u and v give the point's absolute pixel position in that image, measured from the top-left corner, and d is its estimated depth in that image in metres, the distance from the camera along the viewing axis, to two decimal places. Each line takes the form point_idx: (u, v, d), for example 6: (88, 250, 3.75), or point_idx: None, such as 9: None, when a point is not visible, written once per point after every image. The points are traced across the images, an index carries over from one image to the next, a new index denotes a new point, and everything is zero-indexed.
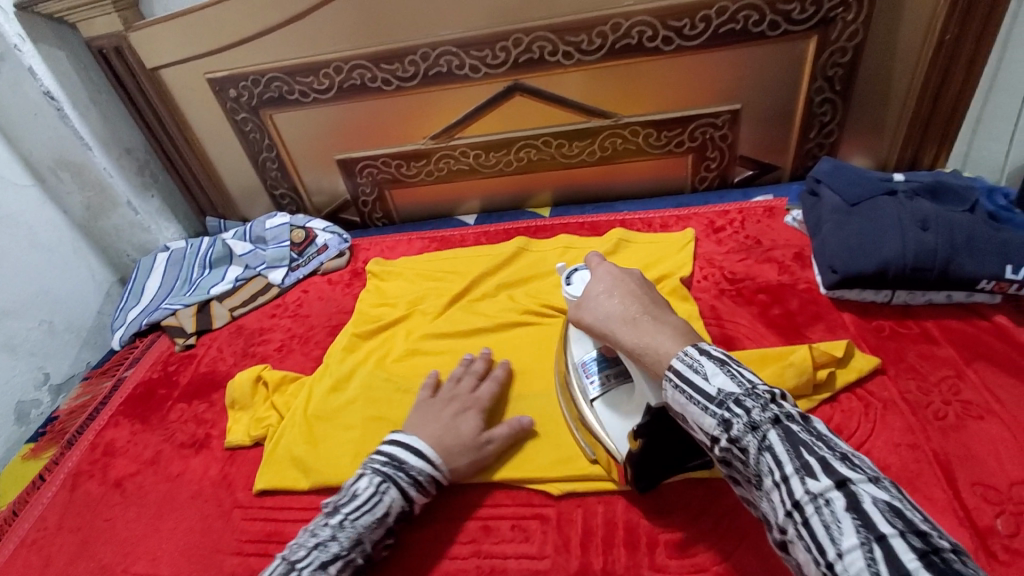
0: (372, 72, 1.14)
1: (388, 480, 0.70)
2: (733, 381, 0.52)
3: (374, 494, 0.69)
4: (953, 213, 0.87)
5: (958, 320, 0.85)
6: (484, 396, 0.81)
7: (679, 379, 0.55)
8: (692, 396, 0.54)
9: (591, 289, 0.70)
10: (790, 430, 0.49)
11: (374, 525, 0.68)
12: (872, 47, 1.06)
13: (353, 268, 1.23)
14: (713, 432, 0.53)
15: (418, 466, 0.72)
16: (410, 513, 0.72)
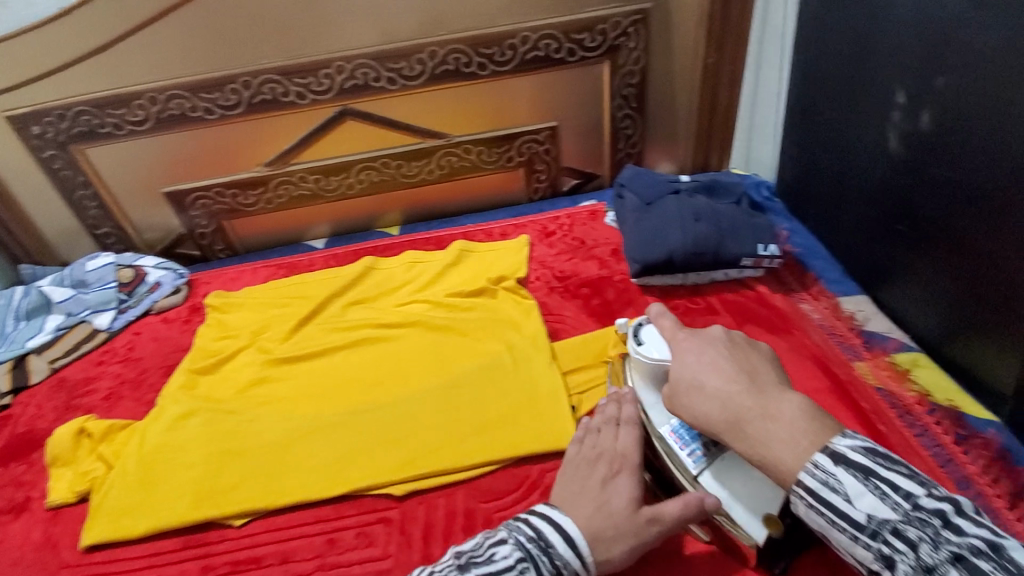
0: (192, 101, 1.12)
1: (529, 560, 0.59)
2: (885, 504, 0.49)
3: (510, 569, 0.58)
4: (721, 206, 1.06)
5: (734, 292, 1.03)
6: (630, 452, 0.68)
7: (813, 499, 0.51)
8: (833, 520, 0.51)
9: (679, 378, 0.63)
10: (971, 567, 0.44)
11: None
12: (654, 71, 1.24)
13: (192, 304, 1.18)
14: (870, 564, 0.50)
15: (566, 555, 0.60)
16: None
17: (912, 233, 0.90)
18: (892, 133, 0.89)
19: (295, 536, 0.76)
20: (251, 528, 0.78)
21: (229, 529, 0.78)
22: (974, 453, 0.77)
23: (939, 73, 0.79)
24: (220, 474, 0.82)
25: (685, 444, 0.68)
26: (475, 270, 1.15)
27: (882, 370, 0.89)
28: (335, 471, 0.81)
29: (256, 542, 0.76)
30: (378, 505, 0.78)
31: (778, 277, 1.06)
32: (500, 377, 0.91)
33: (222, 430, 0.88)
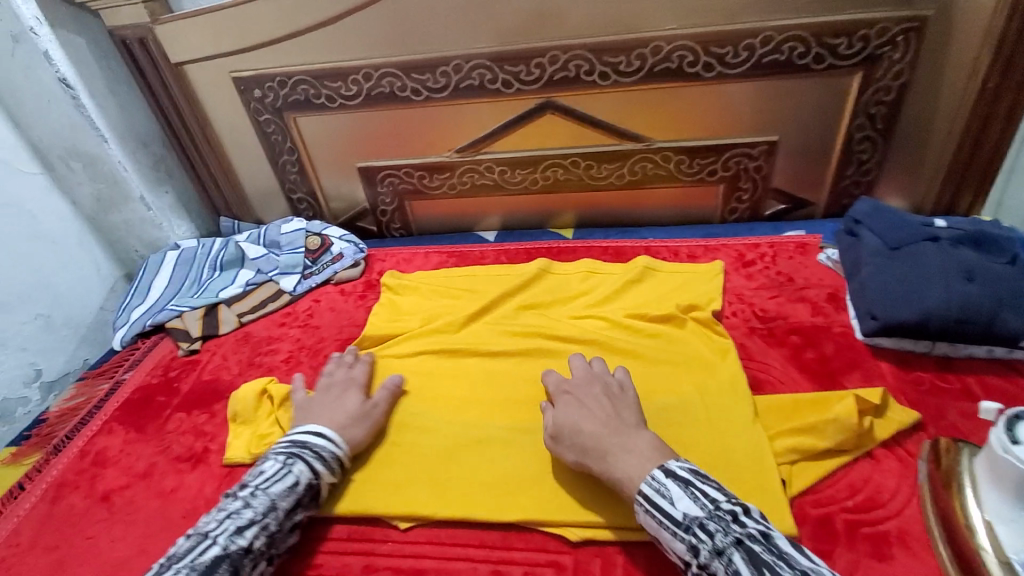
0: (402, 80, 1.12)
1: (293, 455, 0.74)
2: (696, 504, 0.60)
3: (283, 468, 0.72)
4: (995, 265, 0.82)
5: (1005, 377, 0.81)
6: (358, 376, 0.89)
7: (648, 503, 0.62)
8: (660, 520, 0.60)
9: (562, 413, 0.73)
10: (752, 551, 0.55)
11: (284, 494, 0.70)
12: (916, 89, 1.02)
13: (367, 280, 1.20)
14: (684, 557, 0.59)
15: (324, 444, 0.76)
16: (317, 492, 0.74)
17: None
18: None
19: (458, 558, 0.71)
20: (414, 536, 0.74)
21: (393, 530, 0.75)
22: None
23: None
24: (388, 466, 0.80)
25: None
26: (661, 292, 1.03)
27: None
28: (504, 493, 0.75)
29: (418, 553, 0.72)
30: (546, 545, 0.71)
31: None
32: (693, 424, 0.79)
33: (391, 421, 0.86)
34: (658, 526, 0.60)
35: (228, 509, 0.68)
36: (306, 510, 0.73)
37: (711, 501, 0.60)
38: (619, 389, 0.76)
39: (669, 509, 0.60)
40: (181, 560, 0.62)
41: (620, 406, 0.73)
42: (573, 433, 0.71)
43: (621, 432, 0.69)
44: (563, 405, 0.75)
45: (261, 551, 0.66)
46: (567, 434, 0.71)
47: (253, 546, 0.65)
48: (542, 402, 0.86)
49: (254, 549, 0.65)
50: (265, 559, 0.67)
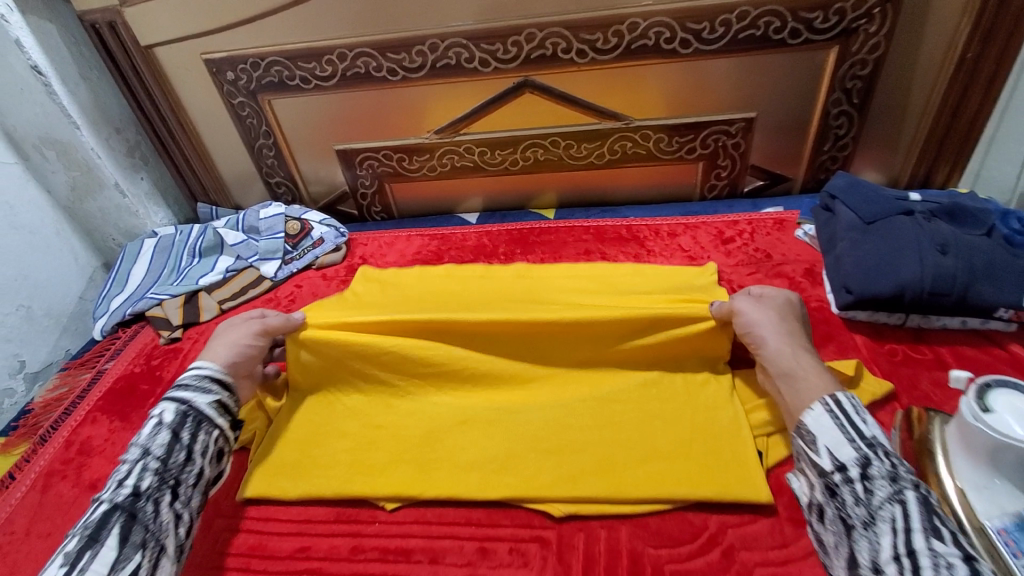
0: (377, 60, 1.10)
1: (162, 399, 0.72)
2: (887, 440, 0.59)
3: (149, 419, 0.70)
4: (971, 237, 0.84)
5: (976, 347, 0.83)
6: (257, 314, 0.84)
7: (838, 409, 0.62)
8: (843, 425, 0.60)
9: (778, 312, 0.75)
10: (926, 498, 0.54)
11: (156, 434, 0.68)
12: (892, 63, 1.03)
13: (349, 264, 1.19)
14: (844, 462, 0.59)
15: (190, 374, 0.74)
16: (204, 413, 0.71)
17: None
18: None
19: (445, 537, 0.72)
20: (400, 516, 0.75)
21: (380, 512, 0.75)
22: None
23: None
24: (373, 448, 0.81)
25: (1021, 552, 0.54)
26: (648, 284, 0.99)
27: None
28: (489, 470, 0.76)
29: (406, 533, 0.73)
30: (533, 522, 0.72)
31: None
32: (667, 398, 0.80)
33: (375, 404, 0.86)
34: (839, 430, 0.60)
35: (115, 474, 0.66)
36: (199, 437, 0.70)
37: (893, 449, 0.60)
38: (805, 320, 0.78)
39: (860, 426, 0.60)
40: (77, 528, 0.61)
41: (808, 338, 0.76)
42: (781, 325, 0.73)
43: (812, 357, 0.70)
44: (779, 302, 0.77)
45: (154, 490, 0.64)
46: (777, 323, 0.73)
47: (139, 489, 0.63)
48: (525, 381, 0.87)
49: (146, 490, 0.63)
50: (172, 492, 0.65)
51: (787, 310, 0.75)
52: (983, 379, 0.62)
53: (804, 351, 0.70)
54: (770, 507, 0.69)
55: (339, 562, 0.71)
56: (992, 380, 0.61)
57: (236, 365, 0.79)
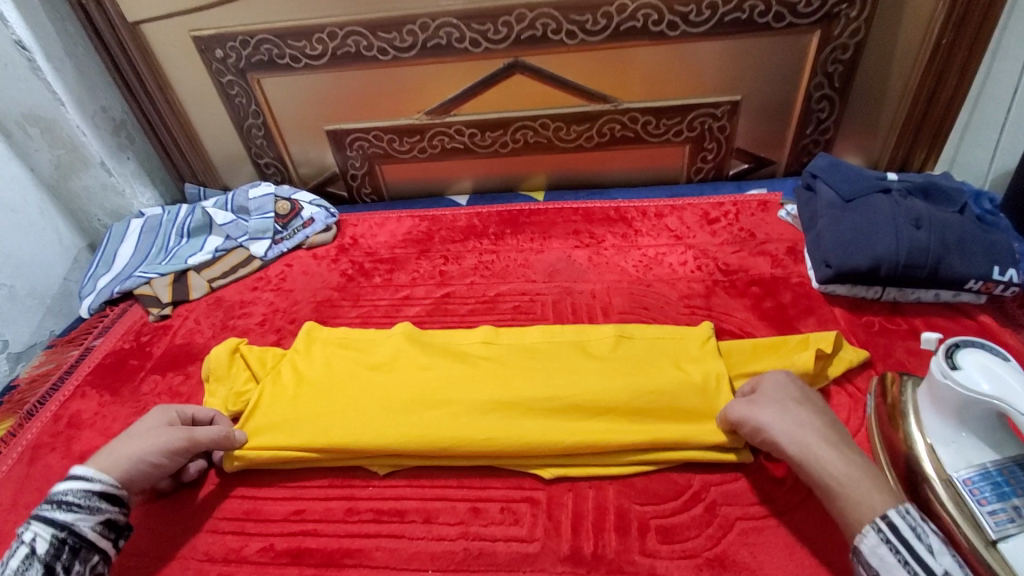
0: (368, 40, 1.10)
1: (30, 524, 0.62)
2: (960, 570, 0.52)
3: (18, 544, 0.61)
4: (944, 214, 0.88)
5: (947, 319, 0.86)
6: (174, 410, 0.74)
7: (900, 540, 0.53)
8: (908, 560, 0.52)
9: (777, 404, 0.65)
10: None
11: (25, 571, 0.59)
12: (872, 47, 1.06)
13: (340, 244, 1.20)
14: None
15: (70, 488, 0.64)
16: (81, 535, 0.63)
17: None
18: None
19: (438, 498, 0.73)
20: (395, 480, 0.76)
21: (373, 476, 0.76)
22: None
23: None
24: None
25: (984, 498, 0.60)
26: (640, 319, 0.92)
27: None
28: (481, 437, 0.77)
29: (399, 496, 0.74)
30: (524, 484, 0.74)
31: (1002, 308, 0.87)
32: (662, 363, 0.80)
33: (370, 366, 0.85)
34: (904, 569, 0.52)
35: None
36: (74, 567, 0.62)
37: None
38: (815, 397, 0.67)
39: (928, 560, 0.52)
40: None
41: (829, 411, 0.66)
42: (790, 423, 0.63)
43: (844, 452, 0.60)
44: (770, 394, 0.67)
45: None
46: (785, 424, 0.63)
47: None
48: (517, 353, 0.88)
49: None
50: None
51: (779, 399, 0.66)
52: (950, 342, 0.66)
53: (830, 448, 0.60)
54: (752, 467, 0.71)
55: (334, 523, 0.72)
56: (960, 341, 0.65)
57: (132, 480, 0.69)
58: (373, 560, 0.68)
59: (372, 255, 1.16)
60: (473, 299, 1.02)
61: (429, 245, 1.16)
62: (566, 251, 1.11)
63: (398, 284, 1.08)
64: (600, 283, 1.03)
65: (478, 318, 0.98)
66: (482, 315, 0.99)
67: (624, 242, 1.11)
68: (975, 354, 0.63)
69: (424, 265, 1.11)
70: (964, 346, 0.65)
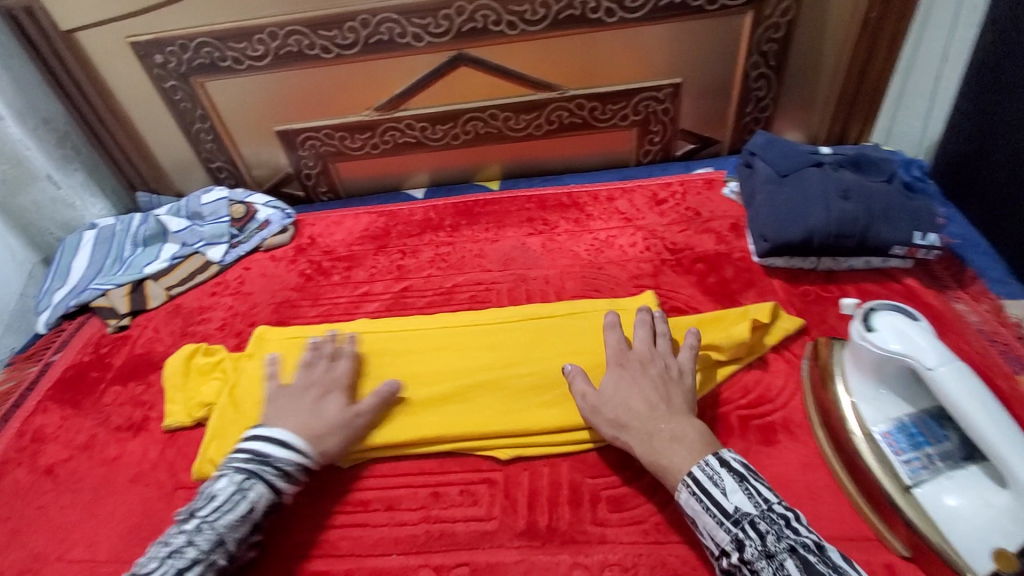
0: (310, 38, 1.10)
1: (252, 475, 0.67)
2: (750, 501, 0.59)
3: (236, 492, 0.66)
4: (871, 184, 0.92)
5: (876, 283, 0.91)
6: (342, 375, 0.81)
7: (697, 487, 0.61)
8: (707, 506, 0.60)
9: (609, 392, 0.73)
10: (806, 561, 0.53)
11: (233, 524, 0.64)
12: (803, 25, 1.10)
13: (297, 244, 1.20)
14: (724, 546, 0.58)
15: (285, 457, 0.70)
16: (279, 505, 0.70)
17: None
18: None
19: (399, 486, 0.76)
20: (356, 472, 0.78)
21: (337, 470, 0.79)
22: None
23: None
24: None
25: (899, 449, 0.65)
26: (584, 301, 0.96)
27: None
28: None
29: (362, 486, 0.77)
30: (482, 466, 0.77)
31: (928, 271, 0.92)
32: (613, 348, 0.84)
33: None
34: (705, 512, 0.60)
35: (171, 545, 0.62)
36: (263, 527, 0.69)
37: (764, 500, 0.59)
38: (674, 365, 0.75)
39: (720, 498, 0.59)
40: None
41: (677, 381, 0.73)
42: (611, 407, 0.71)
43: (669, 420, 0.67)
44: (610, 386, 0.73)
45: None
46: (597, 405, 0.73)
47: None
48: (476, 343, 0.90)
49: None
50: None
51: (609, 385, 0.74)
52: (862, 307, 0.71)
53: (661, 422, 0.67)
54: None
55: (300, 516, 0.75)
56: (875, 305, 0.70)
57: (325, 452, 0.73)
58: (338, 549, 0.71)
59: (329, 253, 1.17)
60: (430, 292, 1.04)
61: (386, 241, 1.17)
62: (520, 238, 1.13)
63: (357, 281, 1.09)
64: (553, 268, 1.06)
65: (435, 310, 1.00)
66: (439, 307, 1.01)
67: (577, 227, 1.14)
68: (892, 317, 0.67)
69: (382, 260, 1.13)
70: (875, 307, 0.70)
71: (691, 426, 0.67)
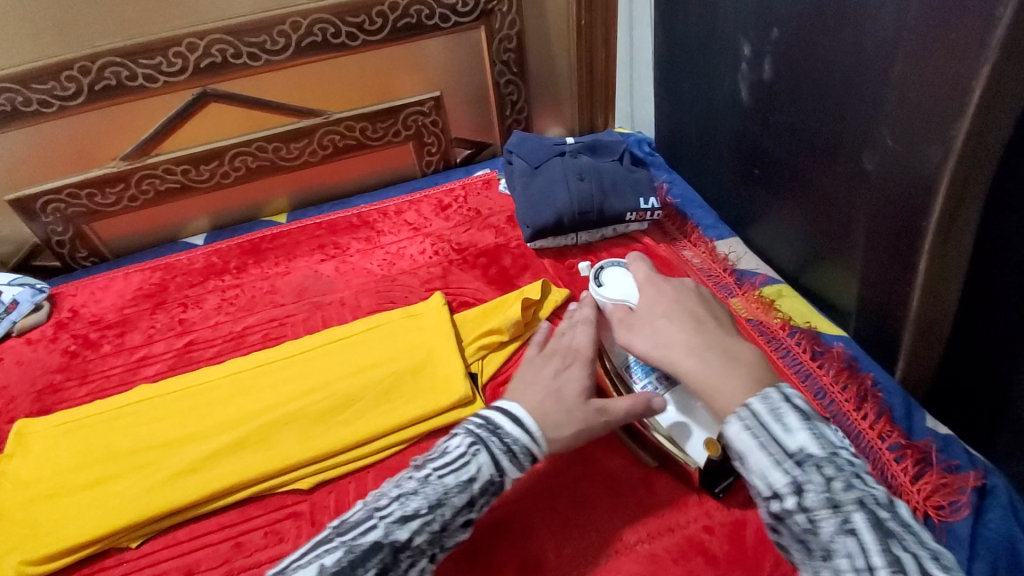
0: (17, 93, 0.99)
1: (480, 442, 0.62)
2: (814, 441, 0.50)
3: (464, 453, 0.61)
4: (603, 164, 1.08)
5: (623, 247, 1.07)
6: (584, 347, 0.72)
7: (756, 422, 0.52)
8: (764, 443, 0.51)
9: (650, 310, 0.70)
10: (878, 517, 0.46)
11: (457, 489, 0.59)
12: (531, 34, 1.24)
13: (55, 320, 1.06)
14: (776, 488, 0.50)
15: (514, 434, 0.63)
16: (501, 486, 0.63)
17: (771, 177, 0.96)
18: (742, 84, 0.93)
19: (198, 548, 0.73)
20: (148, 547, 0.74)
21: (126, 552, 0.74)
22: (829, 362, 0.87)
23: (774, 24, 0.83)
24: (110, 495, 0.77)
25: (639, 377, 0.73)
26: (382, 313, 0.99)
27: (752, 304, 0.96)
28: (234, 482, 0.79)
29: (156, 560, 0.72)
30: (286, 501, 0.76)
31: (661, 229, 1.11)
32: (408, 353, 0.89)
33: (134, 439, 0.82)
34: (760, 450, 0.51)
35: (395, 492, 0.59)
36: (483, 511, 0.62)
37: (827, 440, 0.51)
38: (697, 286, 0.73)
39: (780, 436, 0.51)
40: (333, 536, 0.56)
41: (706, 298, 0.71)
42: (632, 333, 0.69)
43: (716, 342, 0.62)
44: (649, 302, 0.71)
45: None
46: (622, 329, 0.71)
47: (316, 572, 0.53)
48: (275, 378, 0.88)
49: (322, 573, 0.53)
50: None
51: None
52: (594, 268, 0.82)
53: (698, 346, 0.62)
54: None
55: None
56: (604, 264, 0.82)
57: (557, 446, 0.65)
58: None
59: (97, 322, 1.05)
60: (220, 339, 0.99)
61: (164, 296, 1.08)
62: (313, 266, 1.12)
63: (133, 346, 1.00)
64: (348, 289, 1.07)
65: (226, 357, 0.96)
66: (230, 353, 0.97)
67: (369, 244, 1.16)
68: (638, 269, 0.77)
69: (161, 318, 1.04)
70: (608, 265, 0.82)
71: (739, 346, 0.62)
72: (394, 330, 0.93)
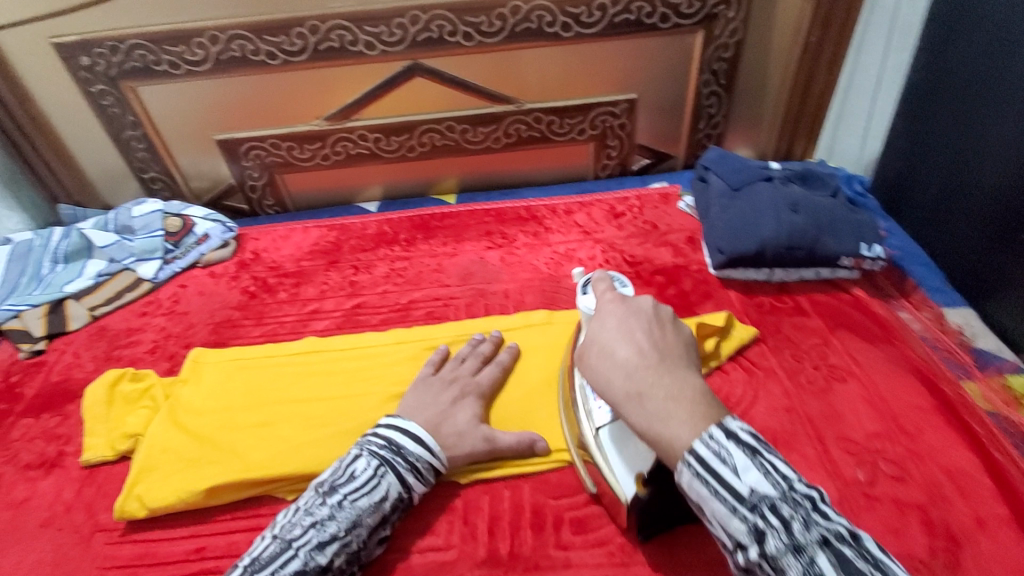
0: (254, 43, 1.05)
1: (386, 463, 0.65)
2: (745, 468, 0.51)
3: (372, 476, 0.64)
4: (818, 198, 0.96)
5: (827, 294, 0.93)
6: (485, 381, 0.78)
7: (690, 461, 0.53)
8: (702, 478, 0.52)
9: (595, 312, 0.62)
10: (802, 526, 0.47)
11: (371, 510, 0.63)
12: (749, 46, 1.13)
13: (239, 259, 1.13)
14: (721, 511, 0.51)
15: (418, 452, 0.67)
16: (410, 502, 0.67)
17: None
18: None
19: None
20: None
21: (281, 504, 0.73)
22: None
23: None
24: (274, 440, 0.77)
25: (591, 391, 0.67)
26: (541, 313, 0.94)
27: (995, 393, 0.79)
28: None
29: None
30: (439, 490, 0.72)
31: (873, 281, 0.96)
32: None
33: (302, 391, 0.83)
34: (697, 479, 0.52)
35: (314, 515, 0.61)
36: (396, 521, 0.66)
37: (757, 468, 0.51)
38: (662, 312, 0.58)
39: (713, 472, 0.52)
40: (263, 571, 0.57)
41: (652, 316, 0.58)
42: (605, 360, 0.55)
43: (605, 338, 0.57)
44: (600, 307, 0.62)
45: None
46: (596, 355, 0.56)
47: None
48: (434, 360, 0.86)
49: None
50: None
51: (411, 401, 0.73)
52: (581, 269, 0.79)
53: (589, 346, 0.58)
54: None
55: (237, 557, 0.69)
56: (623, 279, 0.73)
57: (454, 460, 0.70)
58: None
59: (275, 269, 1.10)
60: (385, 309, 0.99)
61: (337, 256, 1.11)
62: (479, 252, 1.10)
63: (305, 298, 1.03)
64: (513, 283, 1.03)
65: (390, 327, 0.96)
66: (393, 324, 0.96)
67: (535, 240, 1.12)
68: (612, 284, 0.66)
69: (333, 276, 1.07)
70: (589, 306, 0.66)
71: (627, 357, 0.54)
72: (558, 335, 0.88)
